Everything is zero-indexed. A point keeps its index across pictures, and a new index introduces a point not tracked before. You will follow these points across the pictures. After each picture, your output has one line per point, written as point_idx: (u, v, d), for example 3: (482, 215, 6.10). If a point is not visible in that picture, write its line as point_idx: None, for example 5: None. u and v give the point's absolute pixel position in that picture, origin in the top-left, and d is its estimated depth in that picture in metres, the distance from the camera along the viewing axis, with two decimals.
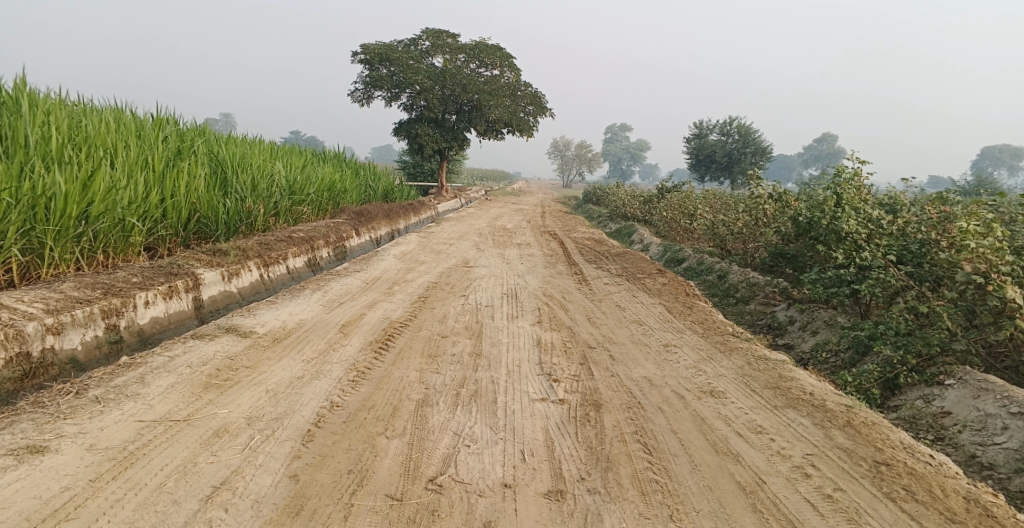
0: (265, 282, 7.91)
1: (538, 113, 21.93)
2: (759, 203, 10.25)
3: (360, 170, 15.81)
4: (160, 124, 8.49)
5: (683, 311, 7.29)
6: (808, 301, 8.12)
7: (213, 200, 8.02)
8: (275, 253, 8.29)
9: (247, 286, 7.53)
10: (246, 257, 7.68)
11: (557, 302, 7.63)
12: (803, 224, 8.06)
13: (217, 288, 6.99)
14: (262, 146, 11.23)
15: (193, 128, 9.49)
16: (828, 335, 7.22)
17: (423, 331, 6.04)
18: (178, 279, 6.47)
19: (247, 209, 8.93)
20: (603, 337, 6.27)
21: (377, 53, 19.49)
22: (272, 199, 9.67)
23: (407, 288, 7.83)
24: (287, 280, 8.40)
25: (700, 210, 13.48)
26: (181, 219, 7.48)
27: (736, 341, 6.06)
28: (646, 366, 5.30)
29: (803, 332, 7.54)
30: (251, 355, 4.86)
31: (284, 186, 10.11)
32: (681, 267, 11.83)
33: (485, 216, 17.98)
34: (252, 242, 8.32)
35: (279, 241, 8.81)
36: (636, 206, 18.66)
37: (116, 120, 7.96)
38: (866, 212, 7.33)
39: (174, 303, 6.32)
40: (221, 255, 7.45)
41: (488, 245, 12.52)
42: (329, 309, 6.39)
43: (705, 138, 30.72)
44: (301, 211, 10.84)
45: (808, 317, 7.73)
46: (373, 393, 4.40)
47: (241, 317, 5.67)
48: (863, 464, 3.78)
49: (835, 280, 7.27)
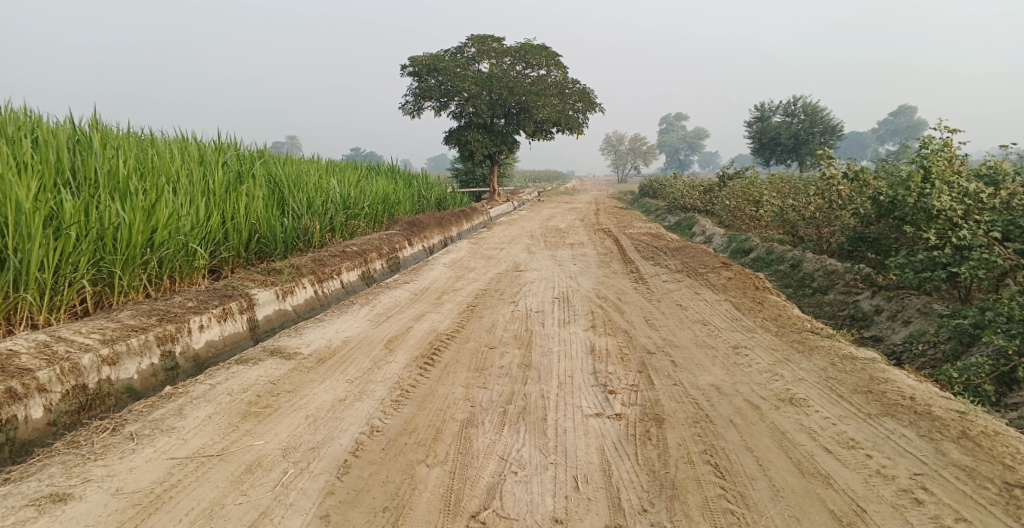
0: (320, 298, 7.61)
1: (588, 109, 21.32)
2: (831, 185, 9.52)
3: (413, 180, 15.62)
4: (220, 148, 8.40)
5: (753, 308, 6.74)
6: (895, 289, 7.45)
7: (272, 219, 7.91)
8: (328, 269, 8.01)
9: (302, 304, 7.20)
10: (299, 274, 7.40)
11: (613, 304, 7.17)
12: (887, 204, 7.63)
13: (273, 307, 6.66)
14: (317, 164, 11.13)
15: (251, 151, 9.40)
16: (923, 325, 6.56)
17: (471, 343, 5.68)
18: (232, 301, 6.11)
19: (305, 227, 8.79)
20: (664, 341, 5.79)
21: (424, 64, 19.36)
22: (328, 215, 9.51)
23: (456, 297, 7.50)
24: (340, 295, 8.12)
25: (767, 197, 12.77)
26: (242, 240, 7.40)
27: (816, 339, 5.50)
28: (714, 373, 4.81)
29: (892, 323, 6.90)
30: (293, 374, 4.49)
31: (340, 202, 9.93)
32: (748, 258, 11.17)
33: (539, 218, 17.58)
34: (306, 259, 8.08)
35: (333, 257, 8.56)
36: (697, 197, 17.93)
37: (176, 146, 7.90)
38: (962, 185, 6.67)
39: (228, 325, 5.93)
40: (275, 274, 7.24)
41: (542, 247, 12.12)
42: (375, 324, 6.08)
43: (768, 121, 29.55)
44: (357, 225, 10.68)
45: (899, 305, 7.06)
46: (416, 413, 3.98)
47: (287, 337, 5.36)
48: (990, 488, 3.21)
49: (928, 264, 6.61)
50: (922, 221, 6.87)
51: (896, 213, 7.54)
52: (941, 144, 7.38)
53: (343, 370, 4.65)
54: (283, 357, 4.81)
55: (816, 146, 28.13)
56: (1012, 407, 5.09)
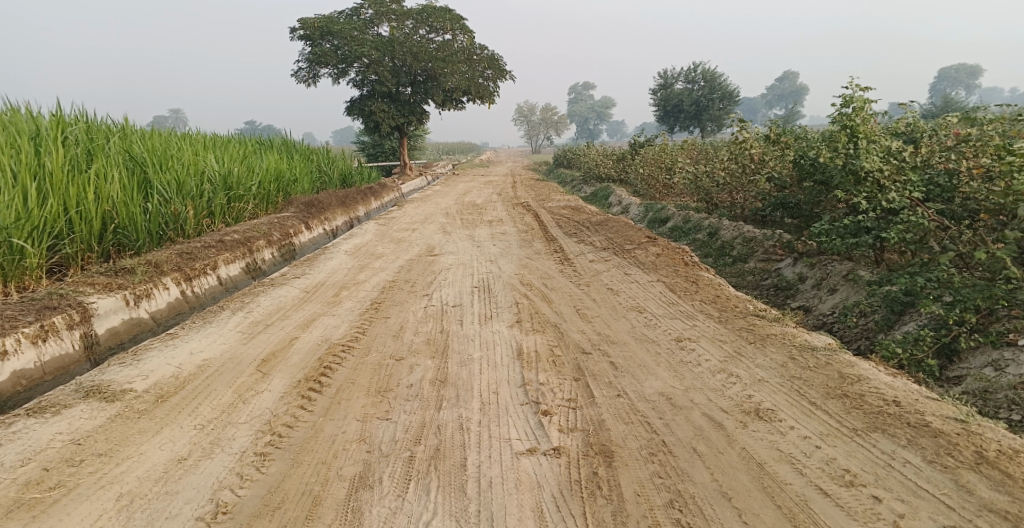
0: (189, 300, 6.43)
1: (498, 76, 20.32)
2: (745, 148, 8.99)
3: (311, 155, 14.30)
4: (68, 126, 7.15)
5: (687, 289, 6.06)
6: (817, 254, 6.93)
7: (132, 205, 6.55)
8: (198, 263, 6.79)
9: (164, 308, 6.07)
10: (159, 273, 6.19)
11: (538, 292, 6.36)
12: (808, 166, 7.04)
13: (120, 316, 5.55)
14: (197, 141, 9.80)
15: (113, 128, 8.12)
16: (848, 295, 5.99)
17: (373, 356, 4.76)
18: (56, 314, 5.04)
19: (174, 212, 7.49)
20: (601, 335, 5.03)
21: (316, 28, 17.85)
22: (204, 198, 8.21)
23: (356, 293, 6.52)
24: (218, 293, 6.97)
25: (681, 163, 12.23)
26: (92, 232, 6.11)
27: (764, 326, 4.83)
28: (662, 377, 4.07)
29: (818, 291, 6.35)
30: (112, 424, 3.73)
31: (219, 182, 8.64)
32: (665, 227, 10.58)
33: (450, 193, 16.58)
34: (171, 252, 6.85)
35: (206, 248, 7.32)
36: (610, 166, 17.32)
37: (2, 122, 6.61)
38: (881, 143, 6.08)
39: (49, 347, 4.91)
40: (126, 275, 5.97)
41: (455, 226, 11.18)
42: (250, 337, 5.09)
43: (671, 88, 29.27)
44: (242, 208, 9.40)
45: (823, 272, 6.53)
46: (278, 477, 3.37)
47: (118, 368, 4.36)
48: None
49: (852, 229, 6.07)
50: (849, 185, 6.16)
51: (817, 175, 6.93)
52: (859, 102, 6.51)
53: (191, 411, 3.87)
54: (104, 397, 3.97)
55: (717, 112, 28.31)
56: (957, 382, 4.49)
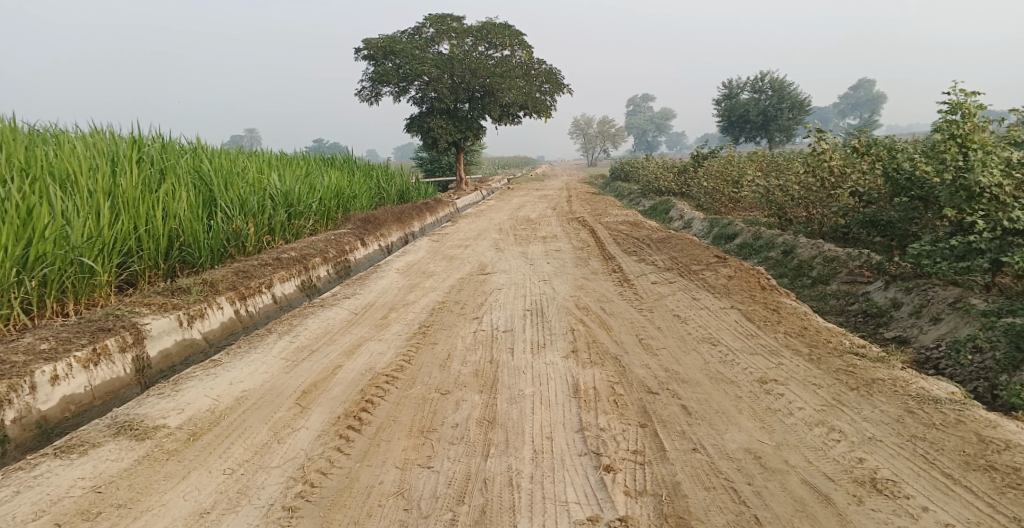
0: (243, 321, 5.97)
1: (556, 90, 19.87)
2: (823, 160, 8.26)
3: (370, 172, 14.03)
4: (140, 142, 6.95)
5: (769, 319, 5.41)
6: (914, 278, 6.13)
7: (198, 223, 6.29)
8: (253, 281, 6.34)
9: (218, 329, 5.64)
10: (214, 292, 5.79)
11: (596, 317, 5.81)
12: (903, 181, 6.24)
13: (173, 338, 5.15)
14: (260, 158, 9.57)
15: (184, 145, 7.92)
16: (957, 325, 5.19)
17: (417, 389, 4.26)
18: (109, 336, 4.65)
19: (236, 229, 7.16)
20: (669, 372, 4.45)
21: (379, 47, 17.83)
22: (266, 214, 7.91)
23: (404, 316, 6.07)
24: (272, 312, 6.47)
25: (749, 177, 11.52)
26: (159, 249, 5.86)
27: (866, 368, 4.18)
28: (746, 429, 3.51)
29: (920, 321, 5.54)
30: (139, 468, 3.32)
31: (280, 199, 8.33)
32: (733, 244, 9.86)
33: (506, 208, 16.11)
34: (227, 270, 6.44)
35: (262, 266, 6.86)
36: (672, 179, 16.59)
37: (75, 138, 6.38)
38: (999, 154, 5.43)
39: (101, 371, 4.51)
40: (181, 293, 5.61)
41: (510, 242, 10.70)
42: (292, 365, 4.68)
43: (736, 99, 28.29)
44: (303, 225, 9.06)
45: (923, 299, 5.72)
46: None
47: (157, 399, 3.97)
48: None
49: (961, 250, 5.36)
50: (961, 201, 5.46)
51: (914, 190, 6.15)
52: (972, 108, 5.84)
53: (222, 453, 3.44)
54: (134, 435, 3.57)
55: (785, 122, 27.28)
56: None
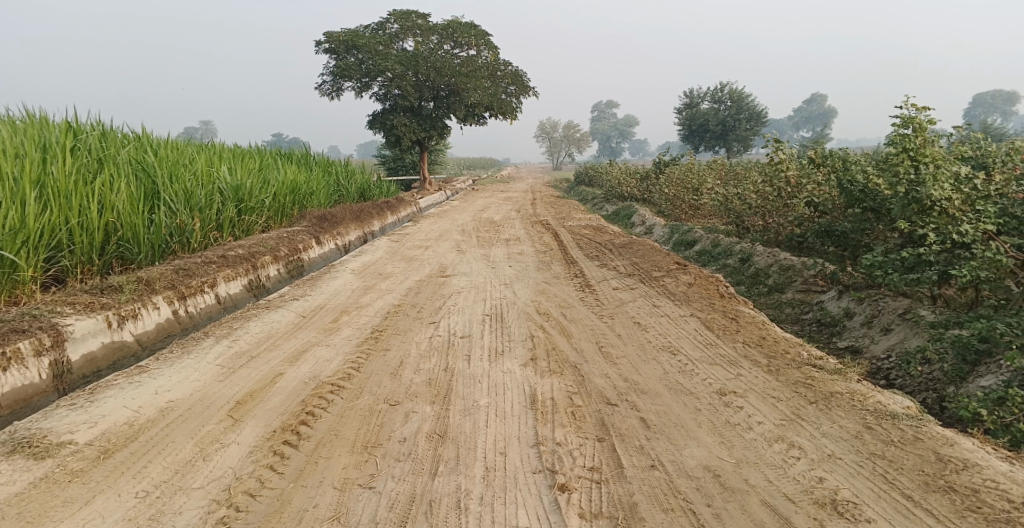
0: (181, 321, 5.70)
1: (521, 92, 19.75)
2: (780, 170, 8.29)
3: (330, 168, 13.75)
4: (79, 130, 6.63)
5: (727, 328, 5.35)
6: (866, 288, 6.14)
7: (138, 216, 5.98)
8: (194, 280, 6.05)
9: (152, 331, 5.37)
10: (149, 291, 5.52)
11: (556, 324, 5.68)
12: (857, 193, 6.25)
13: (99, 341, 4.88)
14: (212, 151, 9.25)
15: (129, 135, 7.59)
16: (906, 336, 5.19)
17: (364, 400, 4.10)
18: (22, 339, 4.41)
19: (180, 224, 6.82)
20: (628, 382, 4.33)
21: (342, 40, 17.48)
22: (214, 209, 7.59)
23: (357, 319, 5.86)
24: (214, 312, 6.19)
25: (709, 185, 11.55)
26: (94, 243, 5.56)
27: (824, 380, 4.14)
28: (705, 445, 3.45)
29: (871, 331, 5.53)
30: (34, 492, 3.22)
31: (230, 194, 8.02)
32: (693, 251, 9.84)
33: (469, 209, 15.94)
34: (167, 267, 6.12)
35: (206, 263, 6.54)
36: (634, 185, 16.59)
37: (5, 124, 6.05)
38: (949, 168, 5.38)
39: (11, 377, 4.27)
40: (112, 292, 5.32)
41: (471, 244, 10.54)
42: (230, 372, 4.46)
43: (697, 108, 28.57)
44: (254, 221, 8.75)
45: (875, 309, 5.73)
46: None
47: (67, 411, 3.84)
48: None
49: (912, 262, 5.34)
50: (912, 214, 5.42)
51: (867, 202, 6.15)
52: (922, 122, 5.81)
53: (136, 474, 3.36)
54: (34, 454, 3.47)
55: (744, 132, 27.67)
56: None
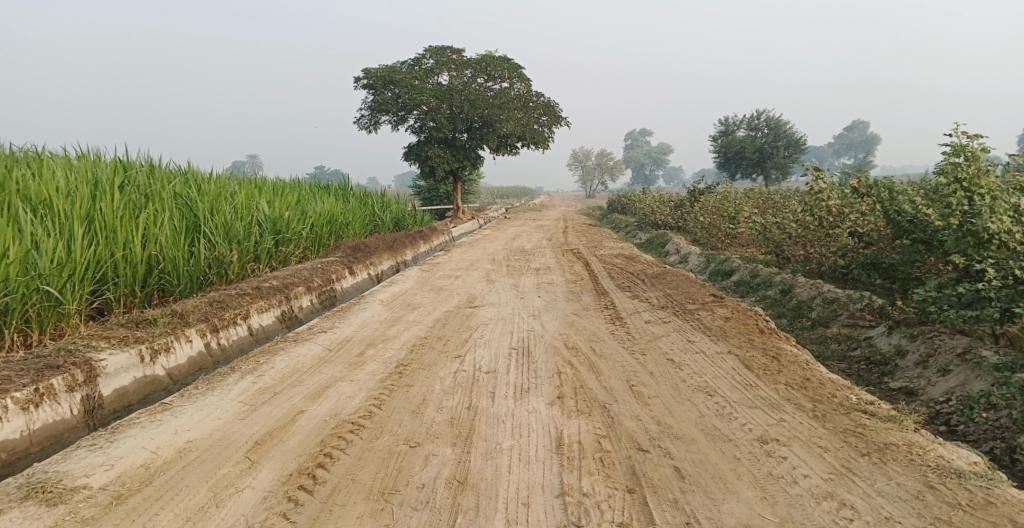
0: (213, 355, 5.55)
1: (554, 122, 19.68)
2: (820, 199, 7.96)
3: (366, 199, 13.71)
4: (126, 165, 6.62)
5: (768, 367, 5.05)
6: (918, 324, 5.75)
7: (178, 248, 5.89)
8: (228, 311, 5.92)
9: (184, 365, 5.23)
10: (183, 324, 5.39)
11: (584, 359, 5.43)
12: (907, 223, 5.92)
13: (131, 376, 4.75)
14: (252, 184, 9.21)
15: (175, 170, 7.58)
16: (967, 379, 4.81)
17: (383, 440, 3.90)
18: (55, 375, 4.29)
19: (219, 256, 6.66)
20: (661, 426, 4.06)
21: (379, 76, 17.63)
22: (253, 240, 7.46)
23: (382, 353, 5.68)
24: (247, 345, 6.02)
25: (745, 214, 11.23)
26: (136, 275, 5.46)
27: (876, 427, 3.86)
28: (747, 500, 3.26)
29: (926, 371, 5.16)
30: None
31: (268, 225, 7.90)
32: (729, 281, 9.52)
33: (501, 238, 15.77)
34: (200, 299, 5.96)
35: (240, 295, 6.38)
36: (668, 213, 16.28)
37: (55, 162, 6.04)
38: (1008, 200, 5.07)
39: (42, 413, 4.15)
40: (146, 325, 5.19)
41: (502, 274, 10.35)
42: (250, 410, 4.29)
43: (733, 135, 28.21)
44: (291, 252, 8.60)
45: (930, 347, 5.34)
46: None
47: (85, 453, 3.69)
48: None
49: (970, 298, 5.01)
50: (968, 248, 5.13)
51: (917, 233, 5.82)
52: (976, 151, 5.52)
53: (146, 522, 3.22)
54: (47, 499, 3.33)
55: (781, 159, 27.24)
56: None
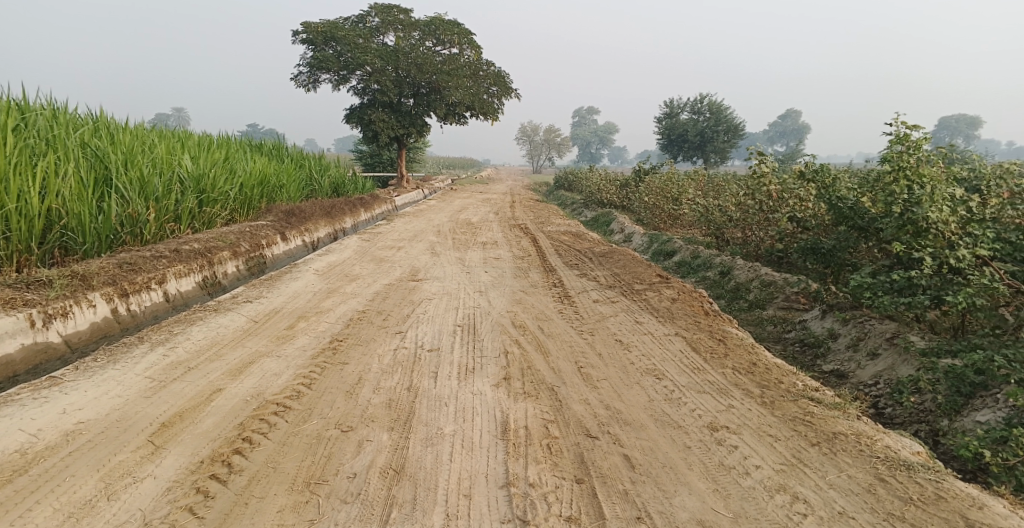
0: (122, 322, 5.14)
1: (503, 93, 19.33)
2: (762, 183, 7.85)
3: (303, 162, 13.16)
4: (25, 108, 6.04)
5: (715, 351, 4.95)
6: (851, 308, 5.64)
7: (83, 202, 5.40)
8: (140, 275, 5.48)
9: (84, 331, 4.83)
10: (84, 287, 4.96)
11: (532, 339, 5.22)
12: (845, 210, 5.80)
13: (17, 342, 4.34)
14: (175, 138, 8.63)
15: (85, 118, 6.99)
16: (895, 363, 4.73)
17: (312, 424, 3.63)
18: None
19: (134, 214, 6.16)
20: (610, 410, 3.90)
21: (319, 31, 16.87)
22: (173, 197, 6.95)
23: (314, 326, 5.36)
24: (161, 312, 5.61)
25: (689, 195, 11.20)
26: (32, 231, 4.98)
27: (824, 415, 3.79)
28: (699, 493, 3.16)
29: (856, 355, 5.08)
30: None
31: (191, 183, 7.38)
32: (671, 262, 9.46)
33: (446, 210, 15.43)
34: (108, 261, 5.48)
35: (155, 257, 5.90)
36: (613, 191, 16.22)
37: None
38: (944, 189, 4.96)
39: None
40: (40, 286, 4.76)
41: (446, 246, 10.07)
42: (162, 387, 3.95)
43: (677, 117, 28.36)
44: (217, 213, 8.09)
45: (861, 330, 5.25)
46: None
47: None
48: None
49: (903, 285, 4.92)
50: (907, 237, 5.03)
51: (855, 220, 5.71)
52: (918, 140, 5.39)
53: (17, 519, 2.97)
54: None
55: (723, 144, 27.58)
56: None
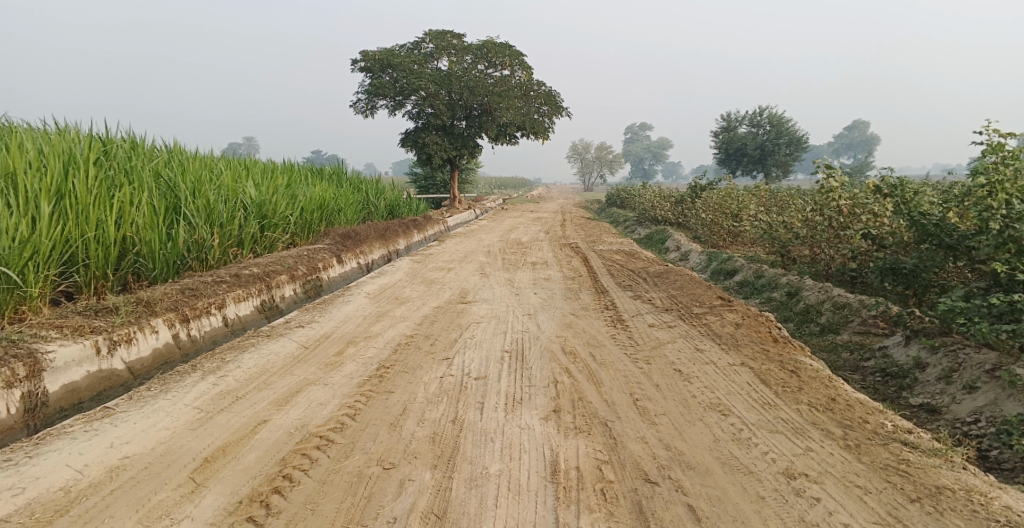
0: (184, 349, 4.97)
1: (555, 112, 19.07)
2: (830, 198, 7.33)
3: (360, 186, 13.15)
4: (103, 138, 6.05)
5: (788, 384, 4.52)
6: (939, 336, 5.10)
7: (155, 229, 5.32)
8: (200, 300, 5.32)
9: (148, 358, 4.67)
10: (148, 314, 4.82)
11: (583, 367, 4.88)
12: (931, 229, 5.27)
13: (83, 371, 4.21)
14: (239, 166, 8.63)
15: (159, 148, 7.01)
16: (997, 399, 4.24)
17: (354, 460, 3.38)
18: None
19: (200, 240, 6.07)
20: (670, 451, 3.52)
21: (376, 59, 17.03)
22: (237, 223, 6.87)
23: (362, 352, 5.14)
24: (221, 337, 5.43)
25: (750, 213, 10.69)
26: (107, 258, 4.91)
27: (921, 462, 3.37)
28: None
29: (951, 388, 4.56)
30: None
31: (253, 208, 7.31)
32: (732, 282, 8.98)
33: (498, 230, 15.22)
34: (172, 286, 5.36)
35: (216, 282, 5.78)
36: (668, 208, 15.73)
37: (27, 131, 5.48)
38: None
39: None
40: (106, 314, 4.63)
41: (496, 267, 9.81)
42: (205, 418, 3.76)
43: (734, 131, 27.64)
44: (277, 238, 8.00)
45: (954, 361, 4.74)
46: None
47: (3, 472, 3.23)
48: None
49: (1004, 309, 4.38)
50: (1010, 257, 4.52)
51: (945, 239, 5.18)
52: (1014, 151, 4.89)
53: None
54: None
55: (782, 157, 26.73)
56: None
